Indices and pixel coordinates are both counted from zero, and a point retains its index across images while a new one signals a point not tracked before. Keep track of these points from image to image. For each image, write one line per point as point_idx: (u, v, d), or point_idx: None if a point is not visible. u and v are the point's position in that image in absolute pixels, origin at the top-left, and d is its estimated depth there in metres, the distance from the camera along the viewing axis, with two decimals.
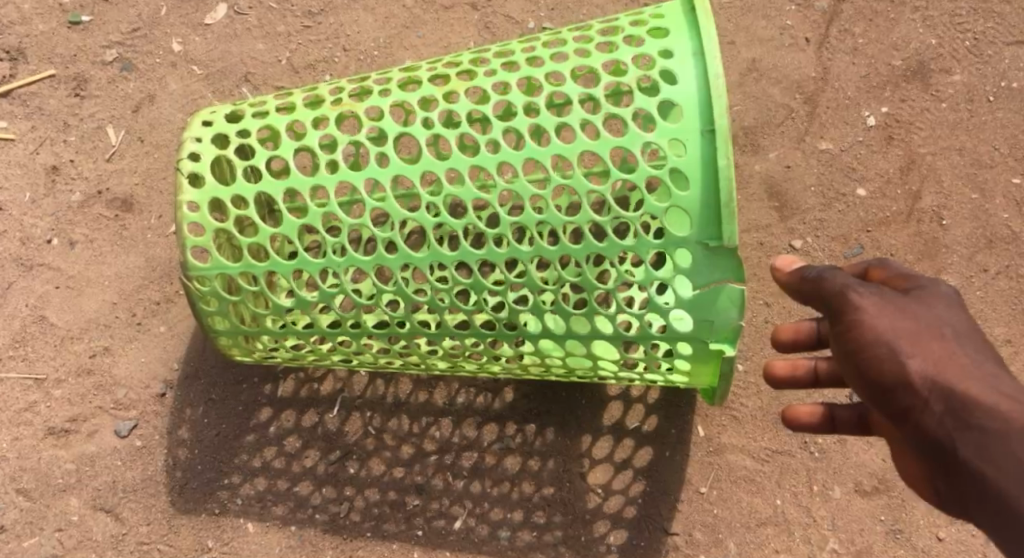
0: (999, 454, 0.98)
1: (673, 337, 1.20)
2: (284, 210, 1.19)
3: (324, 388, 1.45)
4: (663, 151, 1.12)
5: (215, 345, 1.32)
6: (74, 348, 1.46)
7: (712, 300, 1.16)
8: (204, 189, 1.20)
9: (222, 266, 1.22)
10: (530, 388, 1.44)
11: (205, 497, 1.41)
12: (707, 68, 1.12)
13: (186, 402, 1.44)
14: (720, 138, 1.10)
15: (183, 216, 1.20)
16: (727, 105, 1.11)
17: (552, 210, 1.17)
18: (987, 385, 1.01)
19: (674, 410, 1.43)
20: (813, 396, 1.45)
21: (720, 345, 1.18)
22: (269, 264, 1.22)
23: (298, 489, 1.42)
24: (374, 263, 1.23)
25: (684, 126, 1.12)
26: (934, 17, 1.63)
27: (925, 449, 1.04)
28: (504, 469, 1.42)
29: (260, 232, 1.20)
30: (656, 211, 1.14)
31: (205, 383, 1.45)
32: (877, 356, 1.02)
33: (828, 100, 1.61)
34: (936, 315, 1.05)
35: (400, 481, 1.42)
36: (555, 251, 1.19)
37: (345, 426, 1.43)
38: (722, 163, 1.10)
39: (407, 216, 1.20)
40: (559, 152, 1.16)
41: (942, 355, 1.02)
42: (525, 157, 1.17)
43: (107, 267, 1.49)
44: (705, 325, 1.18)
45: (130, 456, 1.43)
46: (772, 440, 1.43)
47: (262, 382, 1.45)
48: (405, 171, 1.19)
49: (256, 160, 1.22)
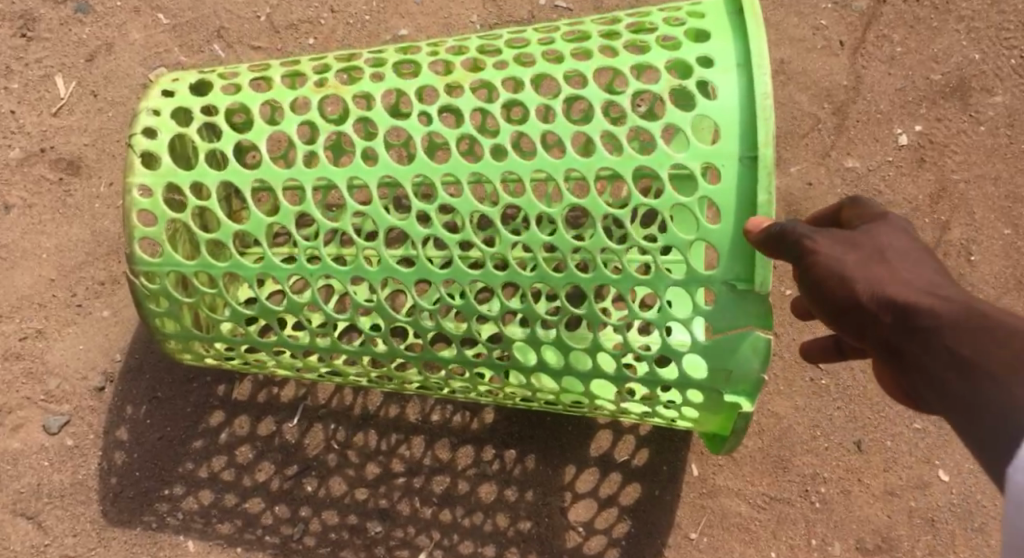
0: (936, 349, 0.85)
1: (685, 383, 1.06)
2: (252, 205, 1.02)
3: (284, 393, 1.30)
4: (693, 175, 0.96)
5: (164, 348, 1.16)
6: (3, 329, 1.29)
7: (732, 348, 1.01)
8: (158, 171, 1.03)
9: (175, 263, 1.06)
10: (512, 409, 1.31)
11: (141, 509, 1.26)
12: (755, 84, 0.96)
13: (127, 399, 1.28)
14: (761, 167, 0.95)
15: (133, 202, 1.02)
16: (774, 131, 0.95)
17: (561, 233, 1.01)
18: (929, 292, 0.88)
19: (667, 445, 1.30)
20: (818, 439, 1.32)
21: (737, 398, 1.04)
22: (229, 266, 1.06)
23: (247, 506, 1.27)
24: (352, 274, 1.07)
25: (721, 148, 0.96)
26: (980, 30, 1.49)
27: (889, 364, 0.91)
28: (478, 498, 1.29)
29: (221, 229, 1.04)
30: (681, 242, 0.99)
31: (150, 380, 1.29)
32: (824, 284, 0.91)
33: (858, 112, 1.47)
34: (880, 241, 0.93)
35: (361, 504, 1.28)
36: (561, 279, 1.03)
37: (305, 438, 1.29)
38: (762, 198, 0.95)
39: (393, 226, 1.04)
40: (574, 168, 0.99)
41: (887, 272, 0.90)
42: (536, 169, 1.00)
43: (46, 239, 1.32)
44: (722, 374, 1.03)
45: (59, 457, 1.27)
46: (770, 486, 1.31)
47: (216, 381, 1.30)
48: (395, 173, 1.02)
49: (222, 143, 1.04)
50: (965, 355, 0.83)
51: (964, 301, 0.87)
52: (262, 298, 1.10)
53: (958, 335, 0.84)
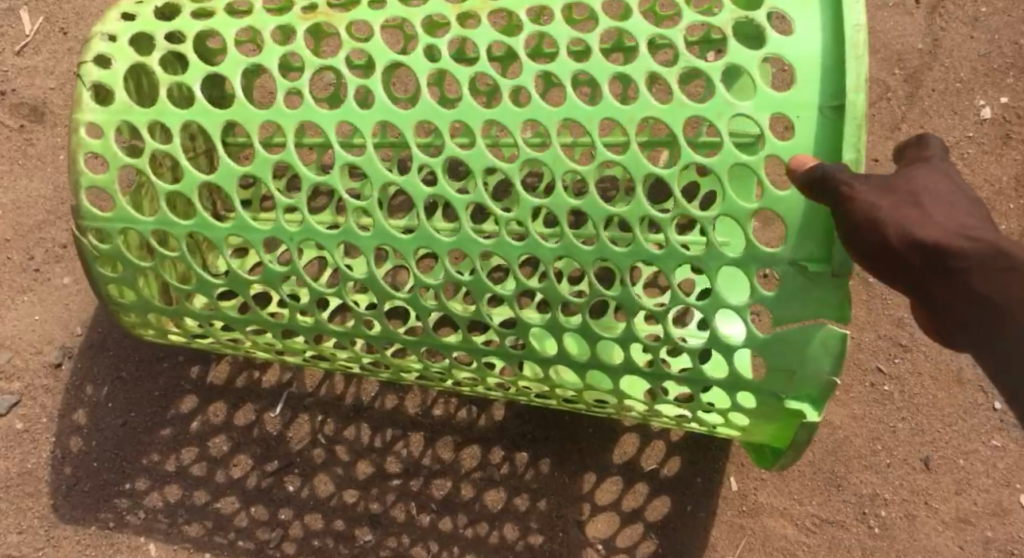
0: (954, 289, 0.72)
1: (735, 384, 0.89)
2: (220, 151, 0.85)
3: (266, 378, 1.14)
4: (759, 128, 0.78)
5: (120, 321, 1.00)
6: None
7: (799, 344, 0.83)
8: (111, 107, 0.86)
9: (129, 219, 0.89)
10: (525, 406, 1.14)
11: (97, 505, 1.10)
12: (846, 14, 0.77)
13: (87, 379, 1.12)
14: (849, 118, 0.76)
15: (80, 143, 0.86)
16: (866, 72, 0.76)
17: (593, 196, 0.82)
18: (966, 238, 0.71)
19: (702, 454, 1.13)
20: (879, 455, 1.15)
21: (799, 404, 0.87)
22: (194, 224, 0.89)
23: (219, 505, 1.11)
24: (340, 239, 0.89)
25: (795, 94, 0.78)
26: None
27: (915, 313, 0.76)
28: (484, 506, 1.12)
29: (183, 180, 0.87)
30: (741, 213, 0.81)
31: (114, 357, 1.13)
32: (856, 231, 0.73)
33: (935, 80, 1.27)
34: (917, 184, 0.74)
35: (349, 508, 1.11)
36: (591, 253, 0.85)
37: (288, 429, 1.13)
38: (848, 156, 0.76)
39: (390, 181, 0.86)
40: (610, 116, 0.81)
41: (921, 217, 0.72)
42: (564, 117, 0.81)
43: (3, 193, 1.16)
44: (782, 374, 0.86)
45: (7, 442, 1.11)
46: (821, 506, 1.14)
47: (189, 362, 1.14)
48: (394, 118, 0.85)
49: (187, 76, 0.87)
50: (987, 292, 0.71)
51: (1000, 245, 0.71)
52: (234, 266, 0.93)
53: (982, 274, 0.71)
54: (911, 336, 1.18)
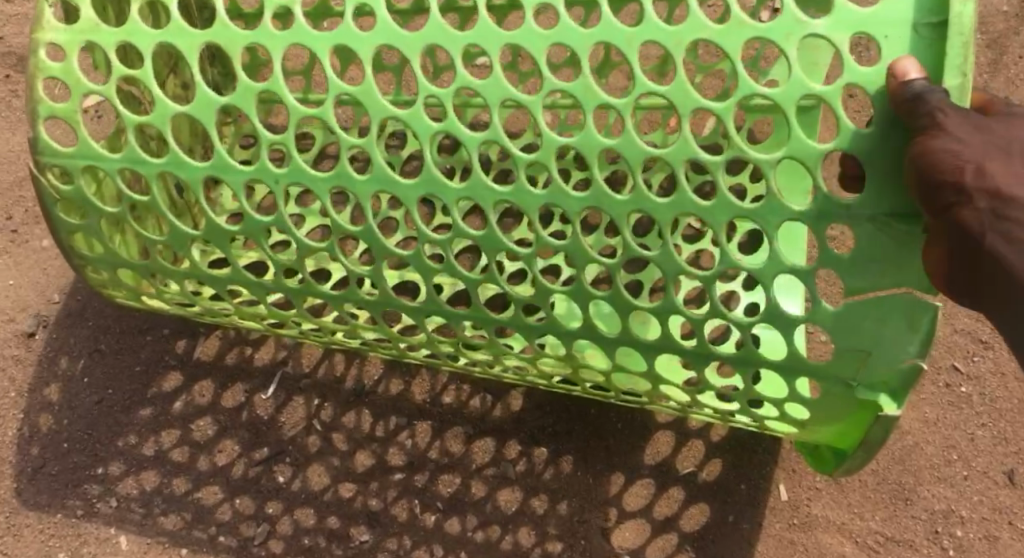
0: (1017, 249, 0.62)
1: (794, 366, 0.74)
2: (198, 77, 0.74)
3: (259, 357, 1.02)
4: (838, 51, 0.65)
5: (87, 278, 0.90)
6: None
7: (879, 319, 0.69)
8: (75, 27, 0.76)
9: (93, 155, 0.78)
10: (546, 396, 1.01)
11: (65, 491, 0.98)
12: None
13: (61, 352, 1.01)
14: (954, 33, 0.62)
15: (40, 65, 0.76)
16: None
17: (630, 132, 0.68)
18: None
19: (747, 458, 0.99)
20: (954, 467, 1.00)
21: (874, 394, 0.71)
22: (166, 162, 0.78)
23: (199, 495, 0.98)
24: (332, 183, 0.76)
25: (884, 11, 0.65)
26: None
27: (961, 287, 0.66)
28: (496, 507, 0.98)
29: (154, 110, 0.76)
30: (810, 156, 0.66)
31: (94, 327, 1.02)
32: (930, 161, 0.62)
33: (1022, 46, 1.12)
34: (1008, 132, 0.64)
35: (344, 504, 0.98)
36: (624, 202, 0.70)
37: (280, 414, 1.01)
38: (953, 82, 0.63)
39: (390, 114, 0.73)
40: (655, 39, 0.68)
41: (1009, 170, 0.62)
42: (599, 39, 0.68)
43: None
44: (855, 357, 0.71)
45: None
46: (885, 523, 0.99)
47: (174, 336, 1.03)
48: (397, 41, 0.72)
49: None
50: None
51: None
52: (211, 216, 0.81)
53: None
54: (994, 332, 1.03)
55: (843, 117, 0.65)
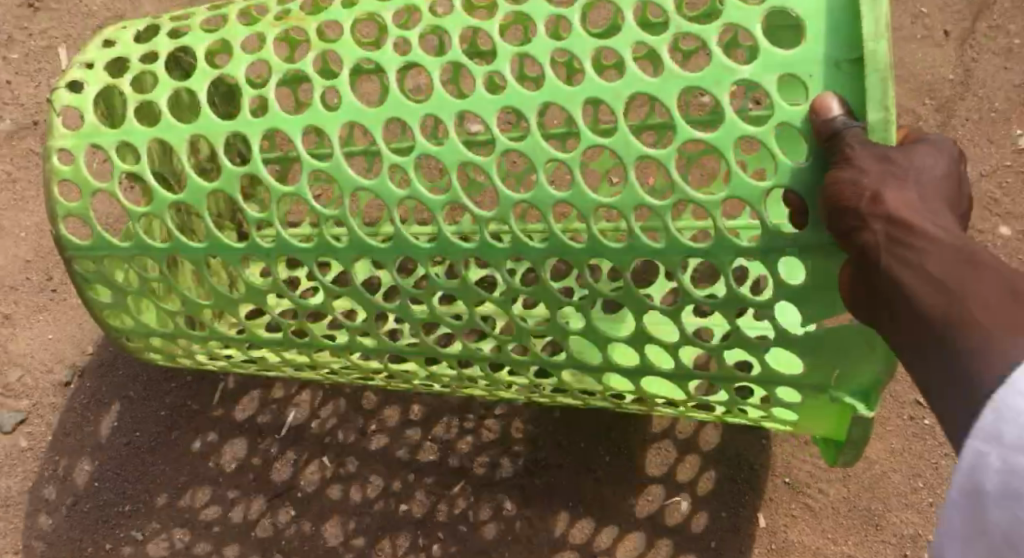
0: (908, 272, 0.65)
1: (771, 380, 0.82)
2: (187, 168, 0.84)
3: (273, 402, 1.11)
4: (766, 92, 0.72)
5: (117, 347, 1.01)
6: None
7: (843, 342, 0.78)
8: (81, 131, 0.87)
9: (108, 245, 0.89)
10: (539, 432, 1.09)
11: (97, 527, 1.07)
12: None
13: (93, 400, 1.11)
14: (872, 69, 0.67)
15: (55, 171, 0.87)
16: (886, 17, 0.67)
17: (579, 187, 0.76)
18: (934, 227, 0.66)
19: (726, 487, 1.07)
20: (922, 493, 1.07)
21: (848, 400, 0.79)
22: (170, 246, 0.88)
23: (220, 529, 1.07)
24: (317, 254, 0.86)
25: (805, 52, 0.71)
26: None
27: (862, 304, 0.69)
28: (493, 537, 1.06)
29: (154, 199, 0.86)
30: (753, 194, 0.73)
31: (122, 376, 1.12)
32: (838, 191, 0.67)
33: (967, 110, 1.24)
34: (913, 160, 0.68)
35: (353, 537, 1.07)
36: (583, 249, 0.79)
37: (294, 454, 1.09)
38: (874, 116, 0.67)
39: (359, 185, 0.82)
40: (594, 97, 0.76)
41: (903, 197, 0.66)
42: (542, 101, 0.77)
43: (26, 217, 1.17)
44: (822, 367, 0.80)
45: (11, 461, 1.09)
46: (857, 546, 1.06)
47: (196, 384, 1.12)
48: (362, 117, 0.82)
49: (155, 94, 0.87)
50: (944, 287, 0.64)
51: (967, 244, 0.65)
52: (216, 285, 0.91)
53: (939, 262, 0.65)
54: None
55: (779, 156, 0.72)
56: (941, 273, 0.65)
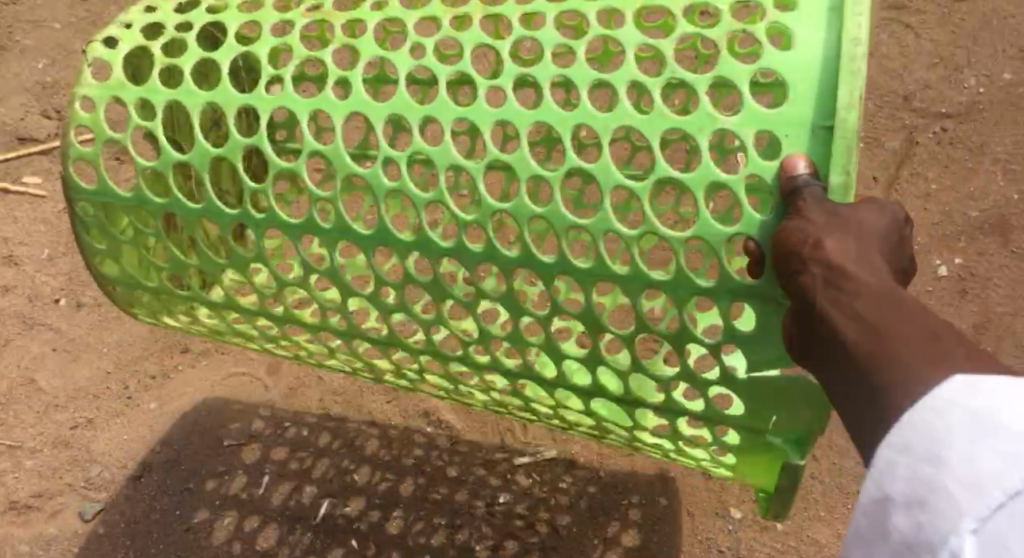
0: (843, 312, 0.74)
1: (711, 418, 0.99)
2: (201, 135, 1.05)
3: (309, 492, 1.32)
4: (743, 145, 0.82)
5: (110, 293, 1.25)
6: (57, 418, 1.38)
7: (781, 394, 0.93)
8: (107, 84, 1.13)
9: (111, 195, 1.11)
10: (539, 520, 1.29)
11: None
12: (846, 28, 0.79)
13: (160, 491, 1.33)
14: (840, 136, 0.78)
15: (76, 117, 1.12)
16: (860, 94, 0.77)
17: (555, 207, 0.92)
18: (869, 275, 0.75)
19: None
20: None
21: (784, 445, 0.97)
22: (168, 204, 1.09)
23: None
24: (303, 231, 1.05)
25: (787, 112, 0.81)
26: (1017, 171, 1.52)
27: (806, 348, 0.78)
28: None
29: (161, 158, 1.08)
30: (715, 239, 0.84)
31: (185, 469, 1.35)
32: (787, 239, 0.77)
33: None
34: (856, 216, 0.77)
35: None
36: (551, 264, 0.95)
37: (327, 536, 1.29)
38: (835, 179, 0.78)
39: (352, 169, 1.01)
40: (583, 120, 0.91)
41: (843, 247, 0.75)
42: (535, 119, 0.93)
43: (110, 335, 1.43)
44: (757, 415, 0.96)
45: (88, 543, 1.30)
46: None
47: (246, 476, 1.34)
48: (367, 108, 1.02)
49: (182, 62, 1.12)
50: (873, 326, 0.73)
51: (896, 294, 0.74)
52: (205, 251, 1.13)
53: (870, 305, 0.73)
54: None
55: (748, 208, 0.83)
56: (870, 314, 0.73)
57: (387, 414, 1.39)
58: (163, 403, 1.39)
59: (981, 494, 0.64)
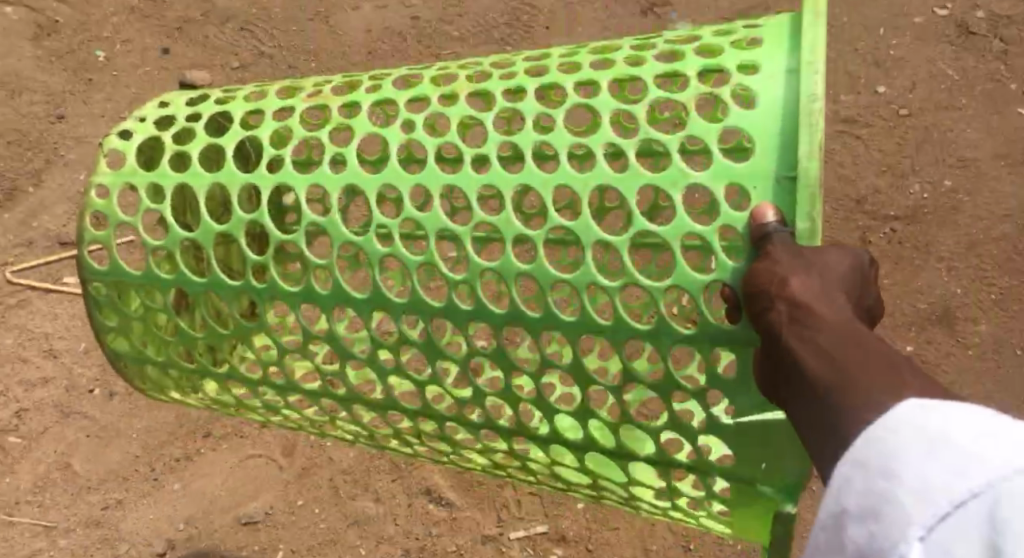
0: (807, 343, 0.78)
1: (706, 468, 1.01)
2: (203, 213, 1.12)
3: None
4: (713, 196, 0.85)
5: (125, 373, 1.29)
6: (88, 499, 1.61)
7: (767, 438, 0.97)
8: (119, 171, 1.19)
9: (123, 274, 1.17)
10: None
11: None
12: (802, 85, 0.83)
13: None
14: (803, 185, 0.81)
15: (90, 203, 1.18)
16: (818, 145, 0.81)
17: (540, 264, 0.98)
18: (832, 314, 0.80)
19: None
20: None
21: (775, 495, 0.99)
22: (178, 280, 1.15)
23: None
24: (303, 299, 1.11)
25: (755, 166, 0.85)
26: (959, 268, 1.72)
27: (769, 381, 0.82)
28: None
29: (168, 236, 1.14)
30: (692, 284, 0.89)
31: (205, 544, 1.58)
32: (757, 276, 0.82)
33: None
34: (822, 259, 0.82)
35: None
36: (540, 319, 1.00)
37: None
38: (802, 225, 0.82)
39: (349, 241, 1.10)
40: (564, 181, 0.99)
41: (808, 286, 0.80)
42: (519, 182, 1.02)
43: (138, 421, 1.66)
44: (751, 464, 0.99)
45: None
46: None
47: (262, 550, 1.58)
48: (362, 181, 1.12)
49: (187, 147, 1.22)
50: (833, 358, 0.77)
51: (858, 332, 0.79)
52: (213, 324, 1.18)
53: (832, 338, 0.78)
54: None
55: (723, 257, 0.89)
56: (833, 347, 0.78)
57: (392, 492, 1.60)
58: (188, 480, 1.62)
59: (927, 504, 0.65)
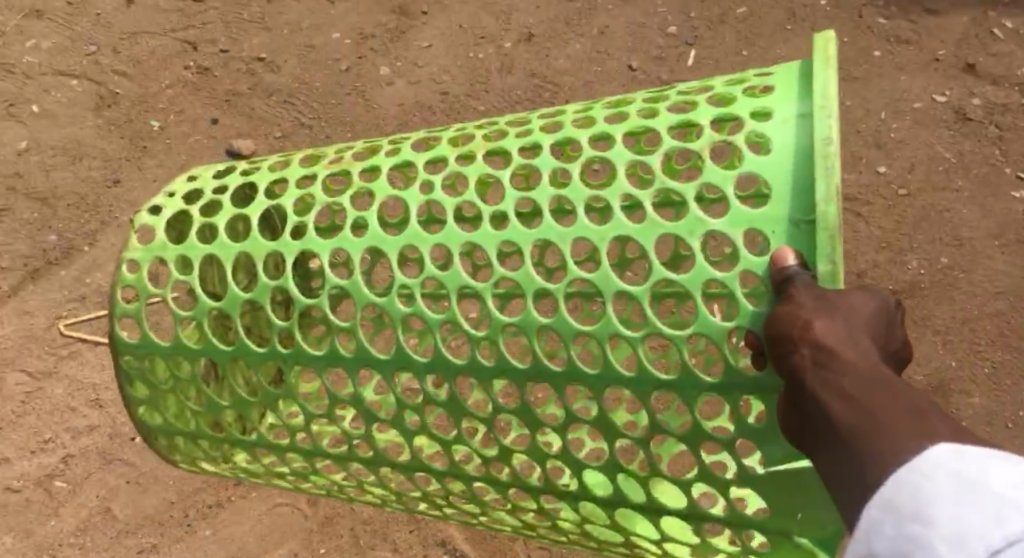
0: (832, 386, 0.85)
1: (740, 523, 1.08)
2: (231, 284, 1.19)
3: None
4: (733, 242, 0.94)
5: (156, 446, 1.38)
6: (127, 543, 1.74)
7: (796, 490, 1.05)
8: (150, 246, 1.28)
9: (154, 346, 1.25)
10: None
11: None
12: (815, 129, 0.91)
13: None
14: (821, 229, 0.88)
15: (123, 279, 1.27)
16: (833, 190, 0.88)
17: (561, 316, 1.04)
18: (856, 356, 0.86)
19: None
20: None
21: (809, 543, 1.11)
22: (203, 350, 1.23)
23: None
24: (328, 363, 1.18)
25: (768, 212, 0.93)
26: (954, 341, 1.85)
27: (792, 422, 0.89)
28: None
29: (197, 308, 1.22)
30: (716, 332, 0.96)
31: None
32: (781, 322, 0.88)
33: None
34: (845, 301, 0.89)
35: None
36: (561, 373, 1.07)
37: None
38: (823, 267, 0.89)
39: (373, 302, 1.16)
40: (583, 234, 1.05)
41: (832, 329, 0.87)
42: (539, 237, 1.07)
43: (173, 469, 1.78)
44: (783, 514, 1.08)
45: None
46: None
47: None
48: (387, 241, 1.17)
49: (215, 220, 1.29)
50: (856, 399, 0.84)
51: (881, 374, 0.86)
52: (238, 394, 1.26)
53: (856, 380, 0.85)
54: None
55: (744, 302, 0.96)
56: (857, 390, 0.85)
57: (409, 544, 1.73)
58: (219, 526, 1.75)
59: (965, 549, 0.76)
